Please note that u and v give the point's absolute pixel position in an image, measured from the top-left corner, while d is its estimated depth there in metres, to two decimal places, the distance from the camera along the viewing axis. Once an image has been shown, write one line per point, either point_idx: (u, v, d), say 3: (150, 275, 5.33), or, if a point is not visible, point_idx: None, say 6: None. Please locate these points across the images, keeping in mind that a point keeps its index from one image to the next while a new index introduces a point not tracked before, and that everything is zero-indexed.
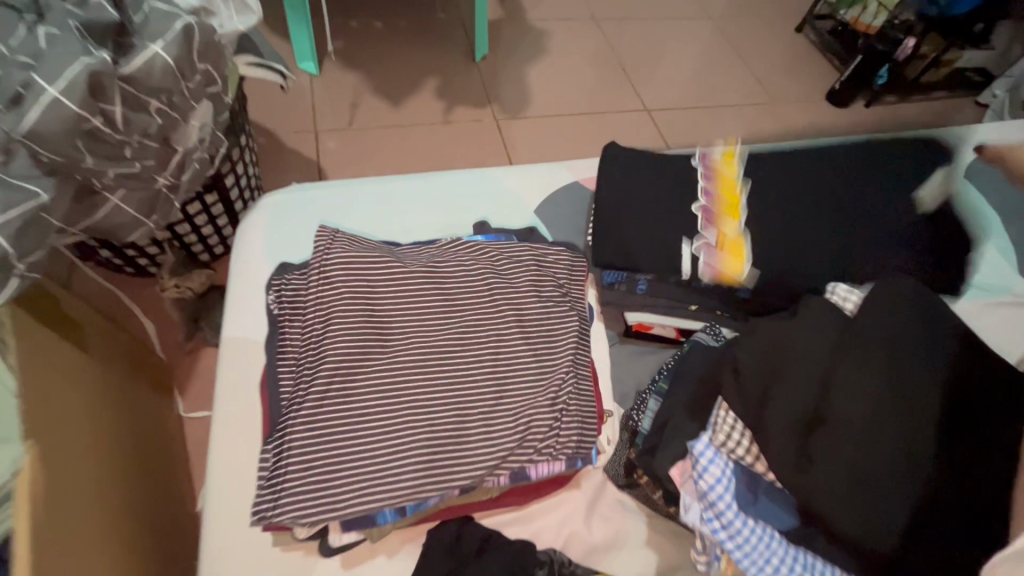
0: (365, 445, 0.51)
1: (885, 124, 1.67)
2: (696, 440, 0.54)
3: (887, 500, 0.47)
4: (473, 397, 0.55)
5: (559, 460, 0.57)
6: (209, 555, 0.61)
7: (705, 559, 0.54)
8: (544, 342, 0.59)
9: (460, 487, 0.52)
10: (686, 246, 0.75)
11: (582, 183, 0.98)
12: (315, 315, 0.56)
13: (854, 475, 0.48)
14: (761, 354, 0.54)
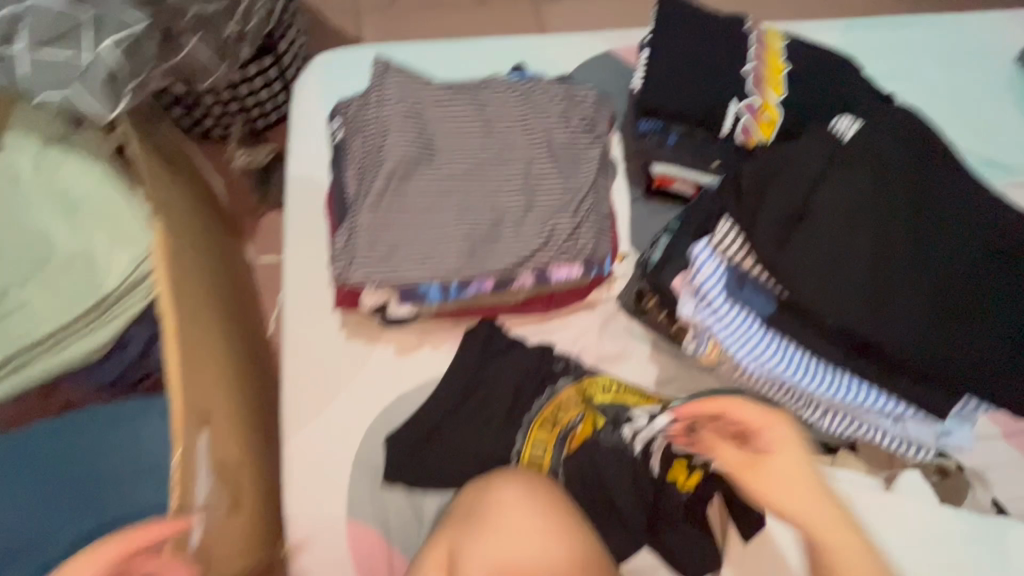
0: (418, 232, 0.62)
1: (959, 5, 1.54)
2: (696, 246, 0.63)
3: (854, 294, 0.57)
4: (507, 204, 0.64)
5: (577, 264, 0.67)
6: (290, 340, 0.76)
7: (694, 343, 0.65)
8: (569, 165, 0.67)
9: (495, 274, 0.64)
10: (733, 105, 0.81)
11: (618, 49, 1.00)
12: (372, 130, 0.65)
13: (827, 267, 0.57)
14: (766, 165, 0.60)
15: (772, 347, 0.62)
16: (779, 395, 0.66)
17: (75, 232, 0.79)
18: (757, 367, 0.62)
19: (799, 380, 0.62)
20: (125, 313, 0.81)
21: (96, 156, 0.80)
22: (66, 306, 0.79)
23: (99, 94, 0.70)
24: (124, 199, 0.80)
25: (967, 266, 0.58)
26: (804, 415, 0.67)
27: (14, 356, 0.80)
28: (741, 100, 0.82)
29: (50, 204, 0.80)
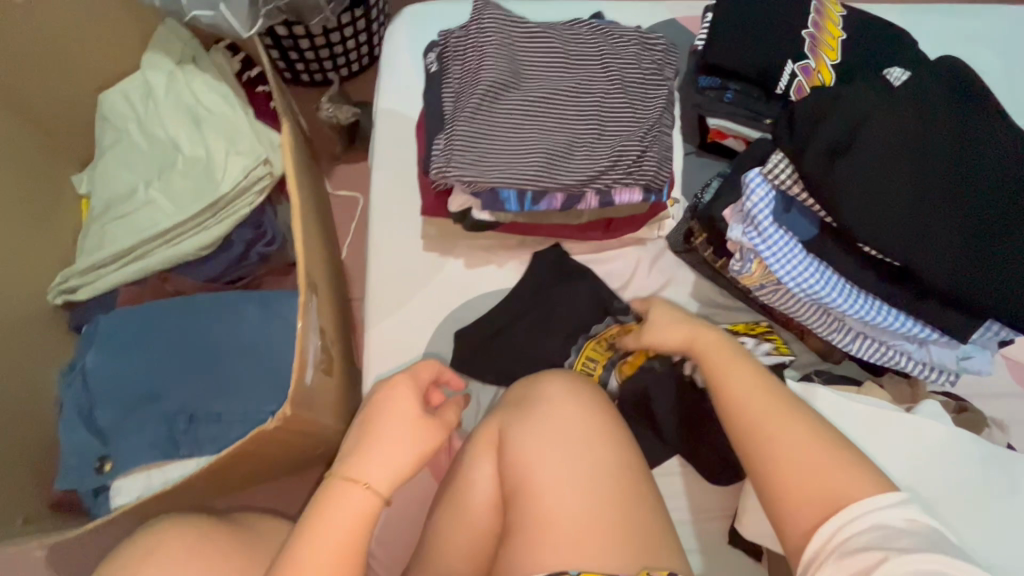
0: (506, 145, 0.71)
1: None
2: (749, 174, 0.70)
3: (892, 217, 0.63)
4: (582, 128, 0.73)
5: (638, 189, 0.75)
6: (375, 246, 0.87)
7: (740, 266, 0.72)
8: (639, 100, 0.75)
9: (567, 187, 0.72)
10: (788, 64, 0.86)
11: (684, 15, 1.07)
12: (469, 57, 0.75)
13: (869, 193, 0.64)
14: (817, 104, 0.67)
15: (812, 268, 0.69)
16: (813, 318, 0.74)
17: (199, 141, 0.92)
18: (799, 288, 0.69)
19: (834, 302, 0.69)
20: (229, 217, 0.92)
21: (219, 79, 0.93)
22: (184, 207, 0.92)
23: (240, 16, 0.81)
24: (240, 116, 0.92)
25: (1002, 195, 0.63)
26: (833, 340, 0.74)
27: (135, 247, 0.93)
28: (796, 60, 0.87)
29: (179, 118, 0.93)
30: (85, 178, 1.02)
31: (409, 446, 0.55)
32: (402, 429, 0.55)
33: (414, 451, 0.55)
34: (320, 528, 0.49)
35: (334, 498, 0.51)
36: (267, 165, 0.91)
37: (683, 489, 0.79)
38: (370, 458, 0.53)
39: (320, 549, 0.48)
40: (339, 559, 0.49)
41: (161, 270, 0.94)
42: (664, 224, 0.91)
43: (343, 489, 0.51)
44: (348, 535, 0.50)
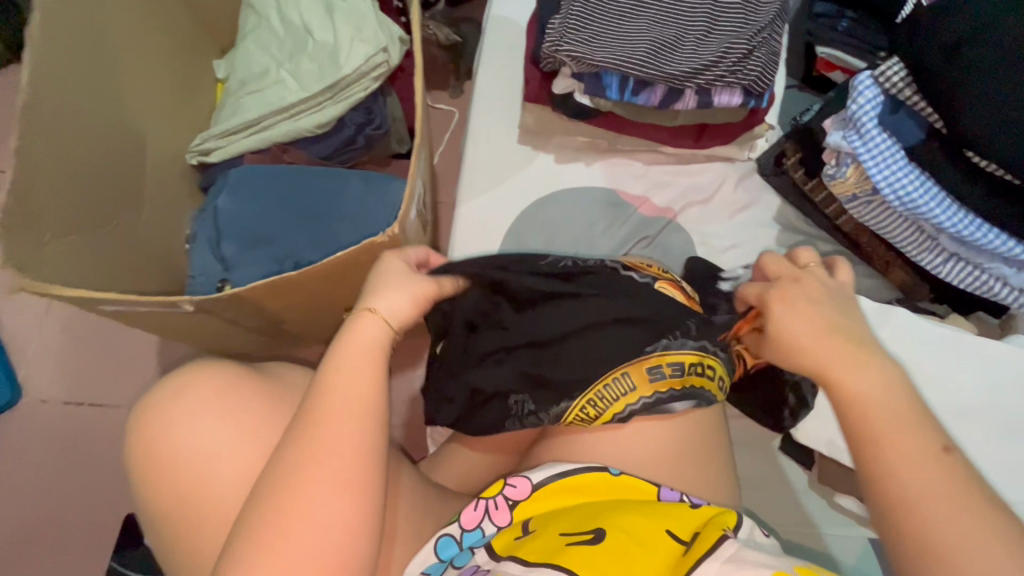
0: (614, 31, 0.75)
1: None
2: (857, 78, 0.70)
3: (1013, 121, 0.60)
4: (692, 24, 0.76)
5: (740, 89, 0.76)
6: (472, 134, 0.93)
7: (835, 171, 0.74)
8: (754, 4, 0.76)
9: (669, 78, 0.75)
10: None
11: None
12: None
13: (991, 95, 0.60)
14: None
15: (911, 176, 0.68)
16: (904, 234, 0.74)
17: (330, 28, 1.02)
18: (894, 197, 0.69)
19: (929, 212, 0.68)
20: (345, 100, 1.01)
21: None
22: (308, 86, 1.01)
23: None
24: (368, 7, 1.00)
25: None
26: (922, 261, 0.74)
27: (262, 120, 1.02)
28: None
29: (315, 7, 1.03)
30: (225, 64, 1.11)
31: (404, 299, 0.57)
32: (393, 277, 0.59)
33: (411, 306, 0.58)
34: (349, 363, 0.53)
35: (357, 336, 0.54)
36: (386, 53, 0.99)
37: (738, 394, 0.80)
38: (383, 293, 0.57)
39: (356, 380, 0.52)
40: (373, 382, 0.53)
41: (281, 142, 1.04)
42: (755, 144, 0.90)
43: (361, 331, 0.55)
44: (376, 371, 0.53)
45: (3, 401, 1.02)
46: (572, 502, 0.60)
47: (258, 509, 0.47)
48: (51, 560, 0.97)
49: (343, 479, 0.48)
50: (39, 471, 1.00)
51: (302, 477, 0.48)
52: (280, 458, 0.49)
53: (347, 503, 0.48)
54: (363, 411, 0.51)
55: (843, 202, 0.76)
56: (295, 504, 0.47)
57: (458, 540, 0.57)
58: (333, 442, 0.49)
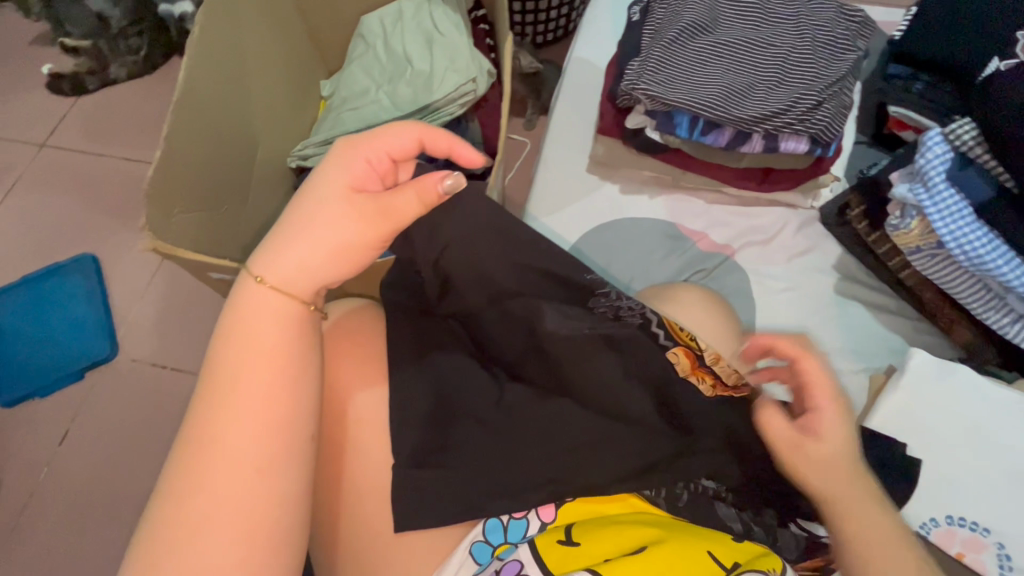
0: (689, 75, 0.81)
1: None
2: (927, 134, 0.72)
3: None
4: (764, 75, 0.81)
5: (806, 138, 0.80)
6: (544, 161, 1.00)
7: (899, 222, 0.75)
8: (825, 62, 0.81)
9: (738, 121, 0.79)
10: (995, 61, 0.79)
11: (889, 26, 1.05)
12: (675, 2, 0.87)
13: None
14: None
15: (979, 232, 0.68)
16: (969, 291, 0.74)
17: (428, 58, 1.14)
18: (960, 251, 0.69)
19: (996, 270, 0.68)
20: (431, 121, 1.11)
21: (456, 13, 1.14)
22: (402, 107, 1.13)
23: None
24: (463, 43, 1.12)
25: None
26: (987, 319, 0.74)
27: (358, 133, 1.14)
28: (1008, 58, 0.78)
29: (416, 39, 1.16)
30: (330, 84, 1.26)
31: (321, 260, 0.45)
32: (328, 220, 0.46)
33: (329, 267, 0.46)
34: (236, 354, 0.43)
35: (249, 323, 0.44)
36: (473, 83, 1.10)
37: None
38: (277, 256, 0.45)
39: (243, 376, 0.42)
40: (267, 386, 0.42)
41: None
42: (819, 194, 0.92)
43: (256, 313, 0.44)
44: (267, 369, 0.43)
45: (102, 355, 1.15)
46: (620, 513, 0.54)
47: (132, 559, 0.39)
48: (110, 508, 1.04)
49: (226, 519, 0.39)
50: (117, 424, 1.11)
51: (176, 522, 0.39)
52: (164, 483, 0.41)
53: (232, 545, 0.39)
54: (266, 410, 0.42)
55: (906, 254, 0.77)
56: (168, 556, 0.38)
57: (505, 526, 0.53)
58: (215, 477, 0.40)
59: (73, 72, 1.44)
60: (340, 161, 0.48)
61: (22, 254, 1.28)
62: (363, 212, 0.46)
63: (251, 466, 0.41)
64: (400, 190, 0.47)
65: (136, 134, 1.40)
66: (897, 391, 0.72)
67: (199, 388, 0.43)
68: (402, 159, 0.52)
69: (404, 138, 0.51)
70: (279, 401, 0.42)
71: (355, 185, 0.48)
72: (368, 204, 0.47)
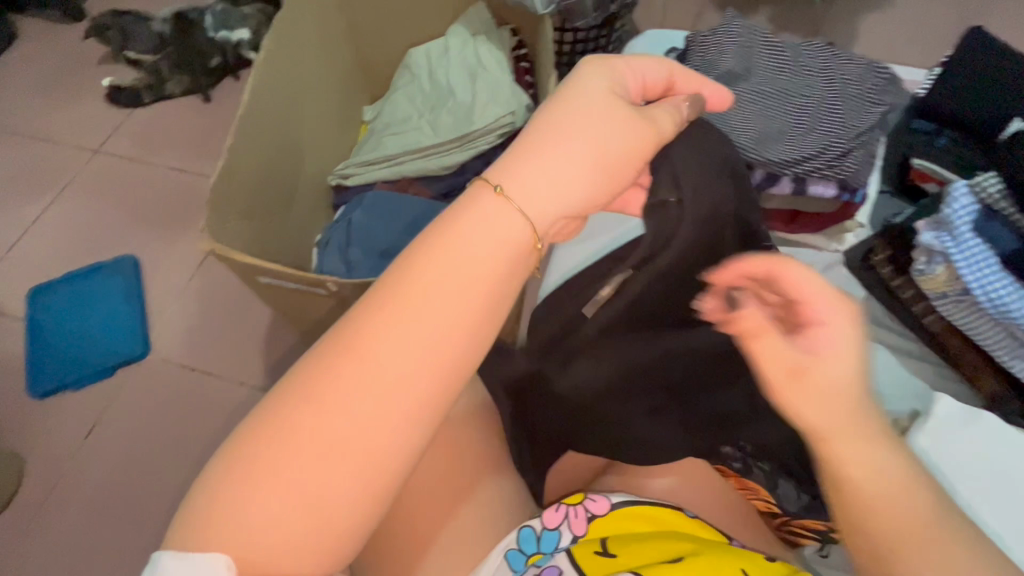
0: (724, 118, 0.86)
1: None
2: (954, 186, 0.75)
3: None
4: (795, 122, 0.85)
5: (834, 183, 0.84)
6: None
7: (925, 268, 0.78)
8: (853, 113, 0.85)
9: (769, 162, 0.83)
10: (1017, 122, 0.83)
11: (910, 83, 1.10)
12: (711, 50, 0.92)
13: None
14: None
15: (1004, 281, 0.70)
16: (994, 338, 0.75)
17: (472, 90, 1.20)
18: (986, 299, 0.71)
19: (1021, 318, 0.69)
20: (468, 151, 1.17)
21: (500, 51, 1.21)
22: (443, 134, 1.19)
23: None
24: (506, 78, 1.18)
25: None
26: (1014, 367, 0.75)
27: (398, 155, 1.19)
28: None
29: (460, 72, 1.22)
30: (374, 109, 1.33)
31: (580, 178, 0.43)
32: (607, 128, 0.44)
33: (588, 188, 0.44)
34: (438, 265, 0.39)
35: (464, 237, 0.40)
36: (513, 115, 1.15)
37: None
38: (532, 158, 0.43)
39: (435, 299, 0.38)
40: (453, 323, 0.38)
41: (410, 176, 1.18)
42: (844, 238, 0.95)
43: (478, 225, 0.41)
44: (462, 301, 0.39)
45: (134, 353, 1.18)
46: (650, 531, 0.56)
47: (257, 439, 0.36)
48: (128, 506, 1.05)
49: (359, 447, 0.36)
50: (143, 422, 1.13)
51: (316, 428, 0.36)
52: (325, 359, 0.38)
53: (357, 477, 0.36)
54: (437, 353, 0.38)
55: (932, 298, 0.79)
56: (303, 435, 0.36)
57: (538, 537, 0.55)
58: (375, 387, 0.37)
59: (132, 85, 1.53)
60: (608, 74, 0.47)
61: (66, 251, 1.33)
62: (624, 134, 0.45)
63: (406, 408, 0.37)
64: (660, 113, 0.48)
65: (185, 145, 1.47)
66: (924, 435, 0.73)
67: (390, 290, 0.39)
68: (653, 92, 0.51)
69: (660, 69, 0.50)
70: (452, 347, 0.38)
71: (617, 98, 0.46)
72: (629, 128, 0.46)
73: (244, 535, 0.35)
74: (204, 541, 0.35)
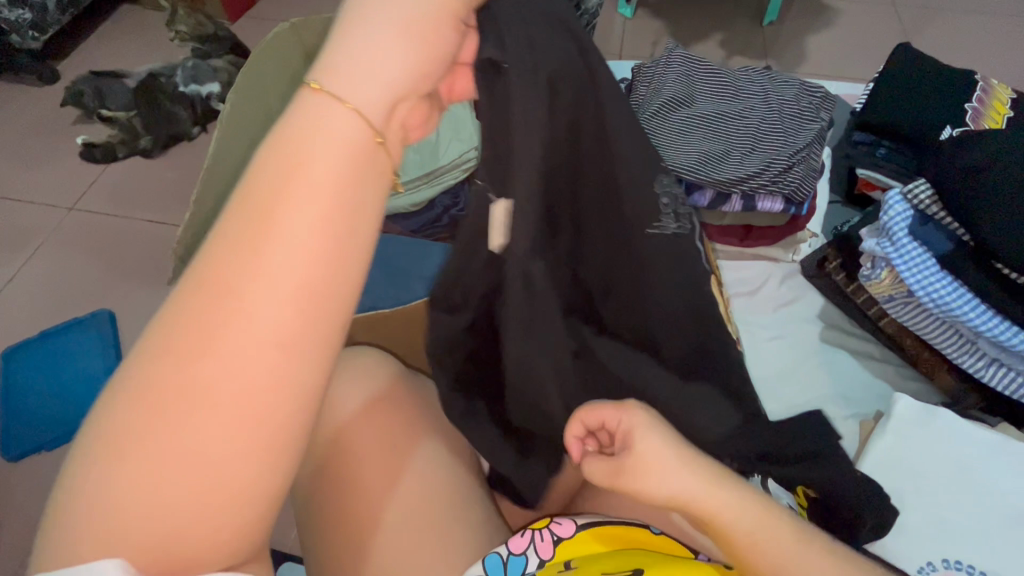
0: (671, 143, 0.90)
1: None
2: (888, 194, 0.79)
3: None
4: (737, 143, 0.90)
5: (782, 197, 0.87)
6: None
7: (869, 273, 0.81)
8: (791, 130, 0.90)
9: (717, 181, 0.87)
10: (945, 131, 0.88)
11: (849, 97, 1.15)
12: (654, 79, 0.97)
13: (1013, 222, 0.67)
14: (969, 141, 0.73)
15: (943, 281, 0.73)
16: (942, 336, 0.78)
17: None
18: (928, 299, 0.74)
19: (964, 316, 0.72)
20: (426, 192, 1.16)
21: None
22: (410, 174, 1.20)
23: None
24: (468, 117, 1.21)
25: None
26: (963, 363, 0.78)
27: None
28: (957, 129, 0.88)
29: None
30: None
31: (405, 40, 0.35)
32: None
33: (411, 52, 0.35)
34: (288, 182, 0.32)
35: (306, 143, 0.32)
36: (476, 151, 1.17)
37: None
38: (357, 35, 0.34)
39: (289, 219, 0.31)
40: (310, 236, 0.31)
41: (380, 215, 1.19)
42: (798, 248, 0.99)
43: (314, 126, 0.33)
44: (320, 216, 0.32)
45: None
46: (613, 550, 0.59)
47: (114, 418, 0.31)
48: None
49: (230, 403, 0.31)
50: None
51: (171, 391, 0.31)
52: (173, 322, 0.32)
53: (236, 432, 0.31)
54: (306, 279, 0.31)
55: (881, 302, 0.82)
56: (160, 415, 0.31)
57: (505, 562, 0.57)
58: (235, 335, 0.31)
59: (106, 142, 1.56)
60: None
61: (42, 310, 1.33)
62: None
63: (276, 344, 0.31)
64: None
65: (159, 199, 1.49)
66: (883, 436, 0.75)
67: (231, 220, 0.32)
68: None
69: None
70: (318, 268, 0.32)
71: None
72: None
73: (127, 518, 0.30)
74: (92, 548, 0.30)
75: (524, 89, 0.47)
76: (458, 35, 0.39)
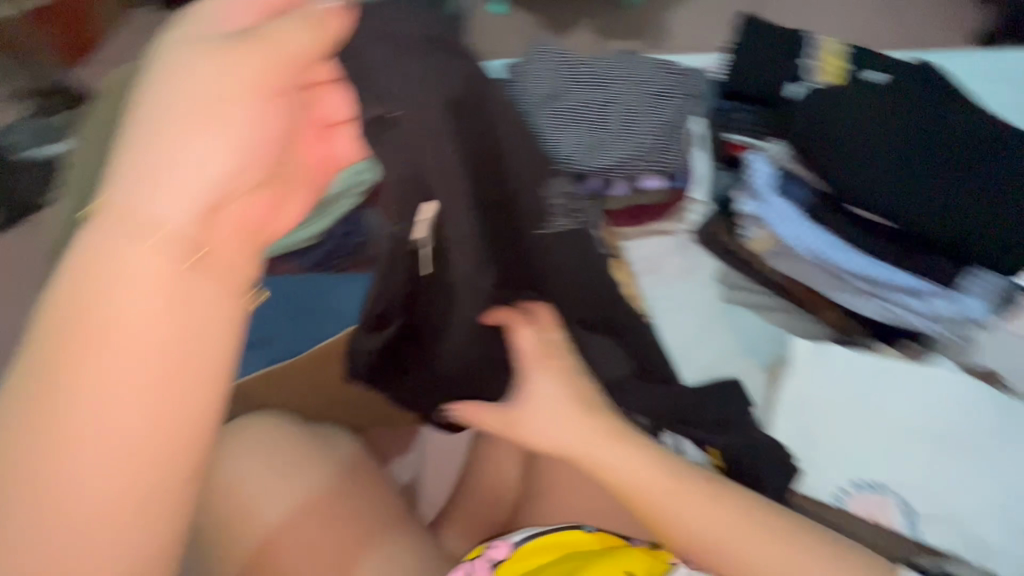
0: (546, 142, 0.92)
1: None
2: (752, 158, 0.85)
3: (879, 186, 0.73)
4: (608, 133, 0.93)
5: (655, 179, 0.93)
6: None
7: (749, 234, 0.87)
8: (656, 111, 0.94)
9: (595, 175, 0.92)
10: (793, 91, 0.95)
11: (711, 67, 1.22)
12: (522, 77, 0.97)
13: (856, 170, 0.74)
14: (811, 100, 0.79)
15: (812, 231, 0.79)
16: (822, 279, 0.84)
17: None
18: (802, 249, 0.80)
19: (835, 259, 0.78)
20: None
21: None
22: None
23: None
24: None
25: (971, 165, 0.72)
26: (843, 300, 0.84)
27: None
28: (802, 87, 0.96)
29: None
30: None
31: (221, 152, 0.41)
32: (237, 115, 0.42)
33: (230, 163, 0.41)
34: (116, 309, 0.37)
35: (123, 270, 0.37)
36: None
37: None
38: (166, 158, 0.39)
39: (123, 339, 0.36)
40: (148, 348, 0.37)
41: None
42: (688, 217, 1.04)
43: (124, 239, 0.38)
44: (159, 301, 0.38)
45: None
46: (547, 563, 0.60)
47: None
48: None
49: (94, 510, 0.35)
50: None
51: (30, 507, 0.34)
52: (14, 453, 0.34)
53: (117, 529, 0.36)
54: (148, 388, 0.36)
55: (765, 258, 0.87)
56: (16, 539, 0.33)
57: None
58: (88, 450, 0.35)
59: None
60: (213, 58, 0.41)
61: None
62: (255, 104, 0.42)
63: (134, 448, 0.36)
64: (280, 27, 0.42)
65: (19, 280, 1.33)
66: (789, 381, 0.80)
67: (45, 347, 0.36)
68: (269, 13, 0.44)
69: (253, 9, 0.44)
70: (157, 375, 0.37)
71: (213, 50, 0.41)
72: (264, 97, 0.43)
73: None
74: None
75: (396, 151, 0.50)
76: (284, 118, 0.45)
